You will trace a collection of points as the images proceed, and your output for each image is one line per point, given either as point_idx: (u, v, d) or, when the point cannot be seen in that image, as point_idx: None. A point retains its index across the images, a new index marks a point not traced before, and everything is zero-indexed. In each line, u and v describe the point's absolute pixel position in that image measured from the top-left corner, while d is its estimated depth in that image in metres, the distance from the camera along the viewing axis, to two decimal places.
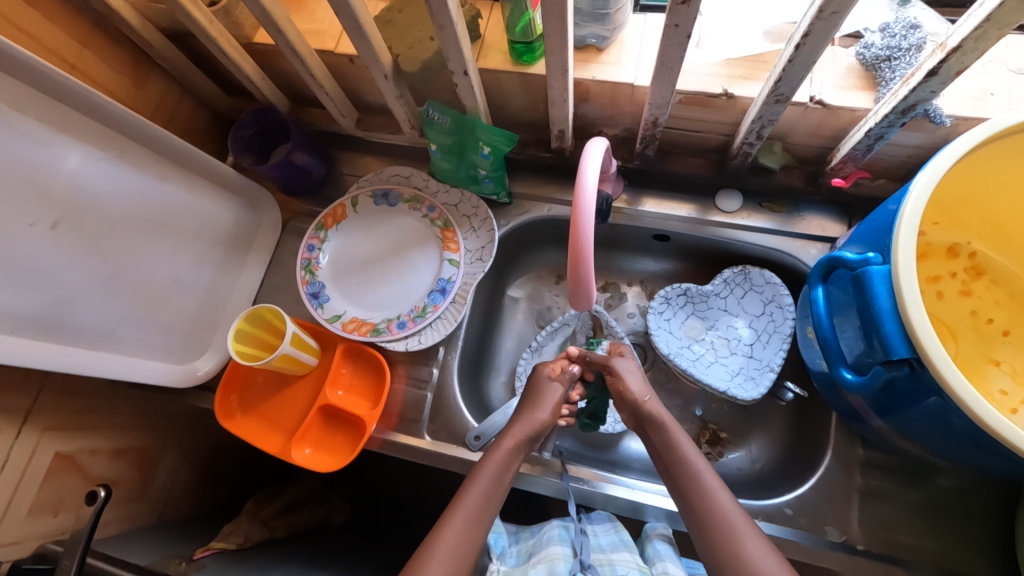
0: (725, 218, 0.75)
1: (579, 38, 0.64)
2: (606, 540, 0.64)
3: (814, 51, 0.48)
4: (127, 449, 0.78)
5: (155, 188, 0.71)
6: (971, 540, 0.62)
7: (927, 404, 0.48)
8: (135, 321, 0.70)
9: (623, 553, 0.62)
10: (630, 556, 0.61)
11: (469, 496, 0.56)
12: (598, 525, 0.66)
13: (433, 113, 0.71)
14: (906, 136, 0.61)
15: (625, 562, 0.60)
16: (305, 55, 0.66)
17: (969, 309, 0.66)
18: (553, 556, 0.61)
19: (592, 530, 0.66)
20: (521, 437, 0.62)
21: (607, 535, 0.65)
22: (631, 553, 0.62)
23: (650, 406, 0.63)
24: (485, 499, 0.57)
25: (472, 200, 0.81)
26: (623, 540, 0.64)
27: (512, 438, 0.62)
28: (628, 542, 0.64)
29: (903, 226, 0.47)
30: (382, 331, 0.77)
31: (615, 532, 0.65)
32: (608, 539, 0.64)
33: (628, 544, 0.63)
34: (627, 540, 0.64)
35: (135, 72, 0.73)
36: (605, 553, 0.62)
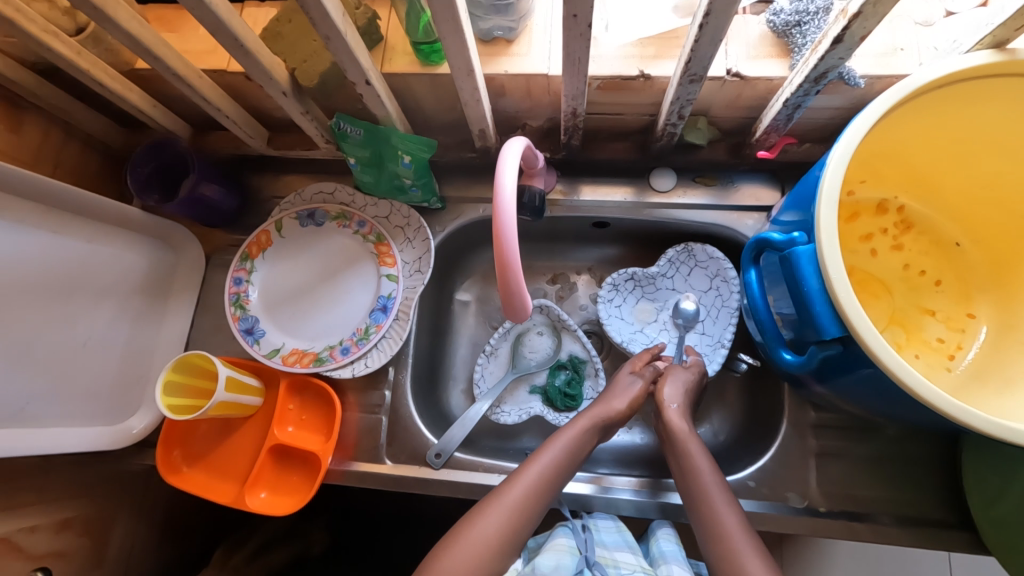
0: (661, 198, 0.74)
1: (484, 31, 0.60)
2: (609, 538, 0.64)
3: (718, 28, 0.46)
4: (74, 517, 0.73)
5: (50, 244, 0.65)
6: (924, 484, 0.64)
7: (862, 376, 0.48)
8: (50, 389, 0.65)
9: (626, 553, 0.62)
10: (633, 558, 0.62)
11: (541, 462, 0.60)
12: (600, 519, 0.66)
13: (343, 126, 0.66)
14: (824, 100, 0.60)
15: (630, 564, 0.61)
16: (192, 79, 0.60)
17: (902, 262, 0.67)
18: (559, 548, 0.62)
19: (593, 525, 0.66)
20: (599, 416, 0.64)
21: (611, 533, 0.64)
22: (635, 555, 0.62)
23: (672, 417, 0.63)
24: (550, 475, 0.59)
25: (402, 210, 0.77)
26: (626, 540, 0.64)
27: (589, 417, 0.64)
28: (632, 542, 0.64)
29: (823, 203, 0.46)
30: (325, 360, 0.73)
31: (619, 531, 0.65)
32: (612, 537, 0.64)
33: (632, 543, 0.64)
34: (630, 541, 0.64)
35: (6, 116, 0.66)
36: (608, 551, 0.62)
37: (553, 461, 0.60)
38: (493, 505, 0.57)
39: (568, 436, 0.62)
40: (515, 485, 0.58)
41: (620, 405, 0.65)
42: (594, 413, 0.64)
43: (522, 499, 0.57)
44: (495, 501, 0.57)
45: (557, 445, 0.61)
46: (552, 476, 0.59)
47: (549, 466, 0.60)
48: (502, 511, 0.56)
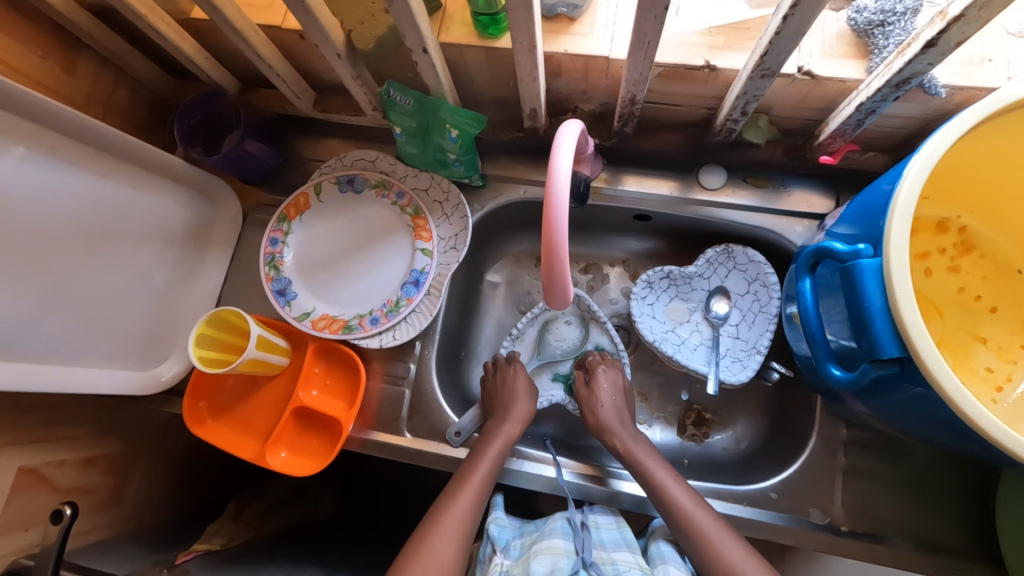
0: (708, 196, 0.72)
1: (548, 6, 0.58)
2: (608, 535, 0.64)
3: (803, 21, 0.44)
4: (99, 456, 0.75)
5: (97, 187, 0.65)
6: (952, 513, 0.63)
7: (911, 397, 0.46)
8: (87, 330, 0.66)
9: (625, 552, 0.61)
10: (631, 556, 0.61)
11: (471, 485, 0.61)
12: (600, 517, 0.66)
13: (393, 93, 0.65)
14: (898, 108, 0.57)
15: (627, 562, 0.60)
16: (247, 32, 0.59)
17: (957, 285, 0.64)
18: (555, 551, 0.60)
19: (593, 522, 0.66)
20: (516, 425, 0.68)
21: (609, 530, 0.65)
22: (633, 553, 0.62)
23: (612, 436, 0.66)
24: (484, 483, 0.62)
25: (443, 185, 0.76)
26: (625, 538, 0.63)
27: (512, 425, 0.68)
28: (631, 540, 0.64)
29: (896, 215, 0.44)
30: (355, 328, 0.73)
31: (618, 528, 0.65)
32: (611, 535, 0.64)
33: (631, 542, 0.63)
34: (629, 537, 0.64)
35: (61, 56, 0.66)
36: (607, 550, 0.61)
37: (485, 471, 0.63)
38: (445, 515, 0.59)
39: (497, 444, 0.66)
40: (459, 496, 0.60)
41: (523, 410, 0.69)
42: (511, 419, 0.68)
43: (466, 514, 0.59)
44: (446, 510, 0.59)
45: (487, 455, 0.65)
46: (485, 484, 0.62)
47: (485, 473, 0.63)
48: (453, 523, 0.58)
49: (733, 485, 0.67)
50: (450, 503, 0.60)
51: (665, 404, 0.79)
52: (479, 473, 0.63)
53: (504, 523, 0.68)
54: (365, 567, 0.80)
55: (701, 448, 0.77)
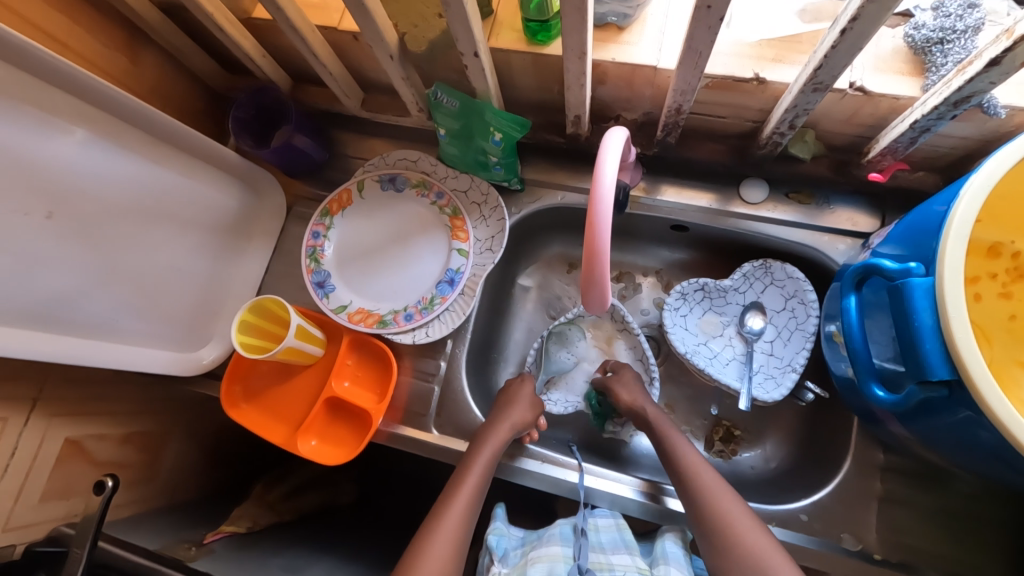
0: (748, 210, 0.71)
1: (598, 15, 0.59)
2: (608, 539, 0.63)
3: (861, 36, 0.43)
4: (137, 433, 0.77)
5: (154, 173, 0.68)
6: (994, 550, 0.60)
7: (956, 422, 0.45)
8: (136, 310, 0.69)
9: (623, 554, 0.61)
10: (630, 559, 0.61)
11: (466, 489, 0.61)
12: (599, 518, 0.66)
13: (440, 95, 0.67)
14: (953, 127, 0.56)
15: (624, 565, 0.60)
16: (306, 32, 0.62)
17: (1008, 312, 0.61)
18: (553, 558, 0.61)
19: (593, 525, 0.66)
20: (510, 427, 0.66)
21: (608, 532, 0.64)
22: (631, 555, 0.61)
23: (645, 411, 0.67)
24: (479, 490, 0.61)
25: (482, 187, 0.77)
26: (624, 540, 0.63)
27: (505, 428, 0.66)
28: (630, 542, 0.63)
29: (951, 236, 0.43)
30: (389, 323, 0.75)
31: (618, 530, 0.65)
32: (610, 537, 0.64)
33: (630, 544, 0.63)
34: (629, 540, 0.63)
35: (129, 49, 0.70)
36: (605, 554, 0.61)
37: (481, 475, 0.62)
38: (443, 519, 0.59)
39: (488, 450, 0.64)
40: (455, 501, 0.60)
41: (524, 415, 0.68)
42: (506, 421, 0.67)
43: (461, 518, 0.59)
44: (443, 516, 0.59)
45: (480, 455, 0.64)
46: (479, 489, 0.62)
47: (480, 477, 0.62)
48: (450, 527, 0.58)
49: (762, 504, 0.66)
50: (448, 508, 0.60)
51: (693, 417, 0.78)
52: (473, 477, 0.62)
53: (502, 532, 0.67)
54: (383, 559, 0.80)
55: (728, 465, 0.76)
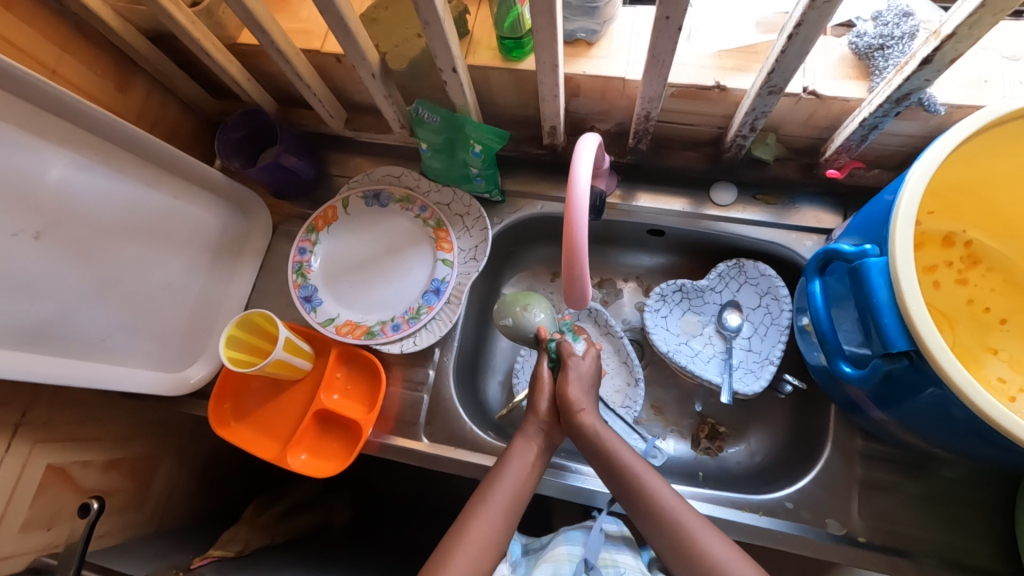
0: (719, 212, 0.75)
1: (568, 32, 0.63)
2: (612, 541, 0.64)
3: (807, 40, 0.47)
4: (123, 459, 0.76)
5: (141, 194, 0.69)
6: (972, 527, 0.62)
7: (925, 396, 0.47)
8: (124, 330, 0.69)
9: (627, 555, 0.63)
10: (634, 559, 0.62)
11: (495, 495, 0.58)
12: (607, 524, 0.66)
13: (422, 111, 0.70)
14: (901, 125, 0.61)
15: (629, 565, 0.62)
16: (291, 54, 0.64)
17: (966, 297, 0.65)
18: (559, 558, 0.62)
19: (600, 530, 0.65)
20: (539, 431, 0.63)
21: (613, 537, 0.65)
22: (634, 557, 0.63)
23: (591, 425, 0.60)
24: (514, 494, 0.58)
25: (464, 199, 0.80)
26: (627, 542, 0.65)
27: (529, 434, 0.63)
28: (632, 544, 0.65)
29: (899, 217, 0.46)
30: (377, 334, 0.76)
31: (624, 538, 0.65)
32: (613, 540, 0.65)
33: (632, 546, 0.64)
34: (631, 543, 0.65)
35: (118, 76, 0.72)
36: (609, 554, 0.62)
37: (512, 484, 0.59)
38: (467, 533, 0.55)
39: (517, 462, 0.60)
40: (490, 498, 0.57)
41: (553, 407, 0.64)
42: (524, 430, 0.63)
43: (491, 531, 0.55)
44: (477, 514, 0.56)
45: (506, 471, 0.60)
46: (512, 503, 0.58)
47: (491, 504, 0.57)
48: (476, 542, 0.54)
49: (748, 495, 0.67)
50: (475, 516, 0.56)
51: (680, 416, 0.80)
52: (506, 483, 0.59)
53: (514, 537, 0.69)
54: None
55: (715, 461, 0.77)
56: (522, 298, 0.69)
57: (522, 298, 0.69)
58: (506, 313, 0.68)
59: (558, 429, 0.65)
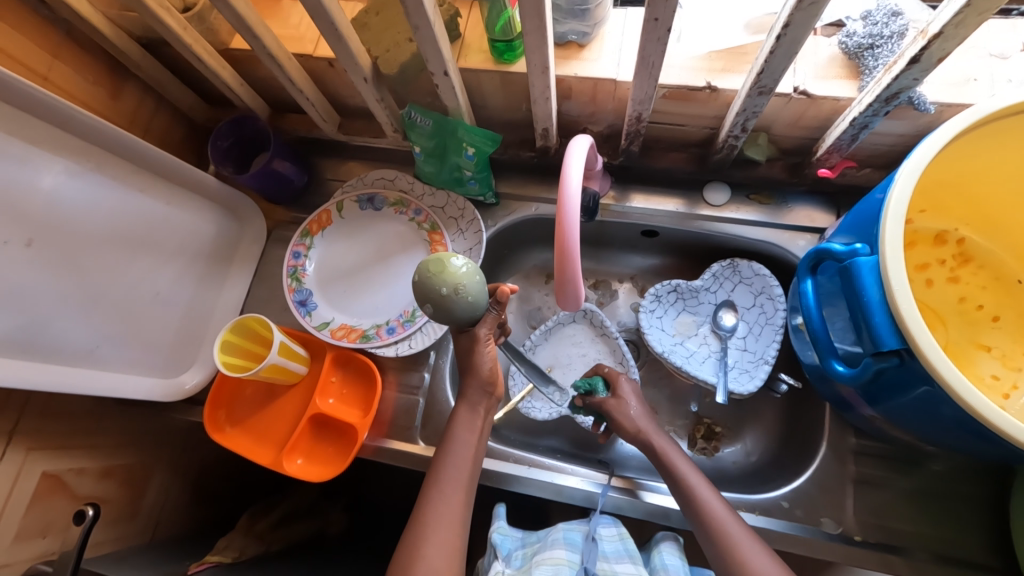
0: (712, 212, 0.75)
1: (559, 35, 0.63)
2: (610, 547, 0.62)
3: (795, 41, 0.47)
4: (117, 466, 0.76)
5: (134, 201, 0.69)
6: (967, 524, 0.62)
7: (916, 394, 0.47)
8: (117, 336, 0.69)
9: (627, 564, 0.60)
10: (634, 567, 0.60)
11: (447, 474, 0.58)
12: (603, 528, 0.65)
13: (414, 115, 0.70)
14: (891, 125, 0.61)
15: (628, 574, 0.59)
16: (282, 59, 0.64)
17: (958, 295, 0.65)
18: (558, 561, 0.59)
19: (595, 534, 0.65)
20: (479, 397, 0.61)
21: (612, 541, 0.63)
22: (635, 565, 0.60)
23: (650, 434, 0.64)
24: (472, 470, 0.59)
25: (458, 202, 0.80)
26: (627, 548, 0.62)
27: (466, 405, 0.61)
28: (633, 551, 0.62)
29: (889, 217, 0.46)
30: (372, 338, 0.76)
31: (620, 539, 0.63)
32: (613, 547, 0.63)
33: (633, 553, 0.61)
34: (632, 550, 0.62)
35: (110, 82, 0.72)
36: (609, 563, 0.60)
37: (463, 461, 0.59)
38: (433, 522, 0.55)
39: (464, 431, 0.60)
40: (445, 480, 0.57)
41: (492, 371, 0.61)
42: (468, 397, 0.61)
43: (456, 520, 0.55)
44: (434, 499, 0.56)
45: (454, 447, 0.59)
46: (468, 482, 0.58)
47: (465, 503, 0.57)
48: (443, 530, 0.54)
49: (743, 495, 0.67)
50: (434, 502, 0.56)
51: (675, 416, 0.80)
52: (455, 459, 0.59)
53: (506, 532, 0.67)
54: None
55: (712, 461, 0.77)
56: (448, 276, 0.51)
57: (446, 275, 0.51)
58: (428, 298, 0.52)
59: (499, 392, 0.63)
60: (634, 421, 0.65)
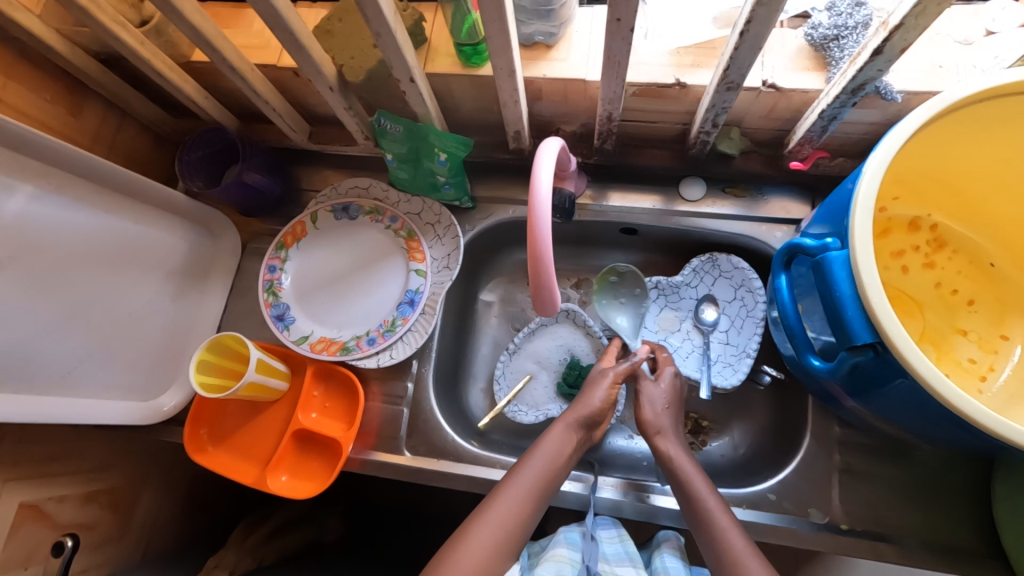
0: (690, 207, 0.75)
1: (526, 36, 0.63)
2: (610, 549, 0.63)
3: (759, 37, 0.47)
4: (100, 490, 0.74)
5: (100, 221, 0.68)
6: (951, 509, 0.63)
7: (893, 386, 0.47)
8: (90, 361, 0.68)
9: (627, 566, 0.61)
10: (634, 571, 0.61)
11: (525, 473, 0.57)
12: (603, 531, 0.66)
13: (384, 122, 0.69)
14: (860, 114, 0.61)
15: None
16: (246, 71, 0.63)
17: (934, 281, 0.66)
18: (560, 559, 0.61)
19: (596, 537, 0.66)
20: (574, 419, 0.63)
21: (612, 543, 0.64)
22: (635, 567, 0.61)
23: (668, 444, 0.62)
24: (549, 474, 0.58)
25: (434, 208, 0.79)
26: (627, 551, 0.63)
27: (564, 423, 0.63)
28: (633, 553, 0.63)
29: (857, 210, 0.46)
30: (352, 349, 0.75)
31: (621, 541, 0.64)
32: (613, 549, 0.63)
33: (633, 556, 0.63)
34: (632, 552, 0.63)
35: (70, 100, 0.70)
36: (610, 565, 0.61)
37: (542, 468, 0.58)
38: (484, 516, 0.54)
39: (554, 441, 0.60)
40: (519, 476, 0.57)
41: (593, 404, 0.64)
42: (567, 417, 0.63)
43: (502, 531, 0.53)
44: (501, 491, 0.56)
45: (537, 452, 0.59)
46: (542, 487, 0.57)
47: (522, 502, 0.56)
48: (491, 526, 0.53)
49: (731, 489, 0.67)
50: (499, 496, 0.56)
51: None
52: (535, 466, 0.58)
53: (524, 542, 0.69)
54: None
55: (701, 456, 0.77)
56: None
57: None
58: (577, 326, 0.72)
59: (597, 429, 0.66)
60: (657, 420, 0.64)
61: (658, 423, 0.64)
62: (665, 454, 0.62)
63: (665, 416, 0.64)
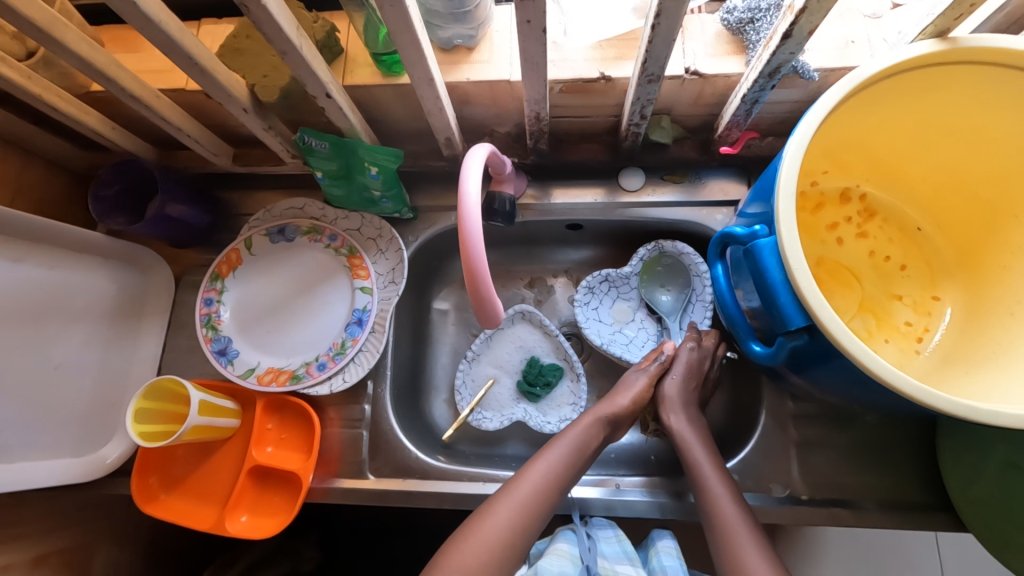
0: (632, 198, 0.75)
1: (444, 39, 0.60)
2: (609, 548, 0.64)
3: (671, 29, 0.47)
4: (48, 555, 0.70)
5: (9, 272, 0.63)
6: (902, 468, 0.65)
7: (828, 364, 0.49)
8: (17, 422, 0.63)
9: (626, 565, 0.63)
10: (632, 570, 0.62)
11: (550, 456, 0.61)
12: (602, 531, 0.67)
13: (308, 139, 0.65)
14: (782, 94, 0.62)
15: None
16: (150, 99, 0.59)
17: (868, 249, 0.68)
18: (562, 554, 0.62)
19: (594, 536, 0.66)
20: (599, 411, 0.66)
21: (610, 543, 0.65)
22: (633, 566, 0.63)
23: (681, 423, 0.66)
24: (573, 454, 0.62)
25: (375, 222, 0.77)
26: (626, 551, 0.64)
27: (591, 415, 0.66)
28: (631, 553, 0.65)
29: (781, 195, 0.47)
30: (302, 377, 0.72)
31: (619, 541, 0.65)
32: (612, 548, 0.64)
33: (631, 555, 0.64)
34: (630, 551, 0.64)
35: None
36: (609, 562, 0.63)
37: (566, 452, 0.62)
38: (504, 497, 0.59)
39: (577, 430, 0.64)
40: (545, 459, 0.61)
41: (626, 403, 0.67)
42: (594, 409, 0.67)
43: (524, 509, 0.58)
44: (524, 475, 0.60)
45: (563, 438, 0.63)
46: (566, 465, 0.61)
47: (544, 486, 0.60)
48: (512, 506, 0.58)
49: None
50: (524, 476, 0.60)
51: None
52: (559, 453, 0.62)
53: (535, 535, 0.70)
54: None
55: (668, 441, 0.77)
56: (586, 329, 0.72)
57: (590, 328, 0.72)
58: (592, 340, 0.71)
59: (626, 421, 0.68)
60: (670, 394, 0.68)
61: (675, 403, 0.68)
62: (672, 424, 0.67)
63: (680, 391, 0.68)
